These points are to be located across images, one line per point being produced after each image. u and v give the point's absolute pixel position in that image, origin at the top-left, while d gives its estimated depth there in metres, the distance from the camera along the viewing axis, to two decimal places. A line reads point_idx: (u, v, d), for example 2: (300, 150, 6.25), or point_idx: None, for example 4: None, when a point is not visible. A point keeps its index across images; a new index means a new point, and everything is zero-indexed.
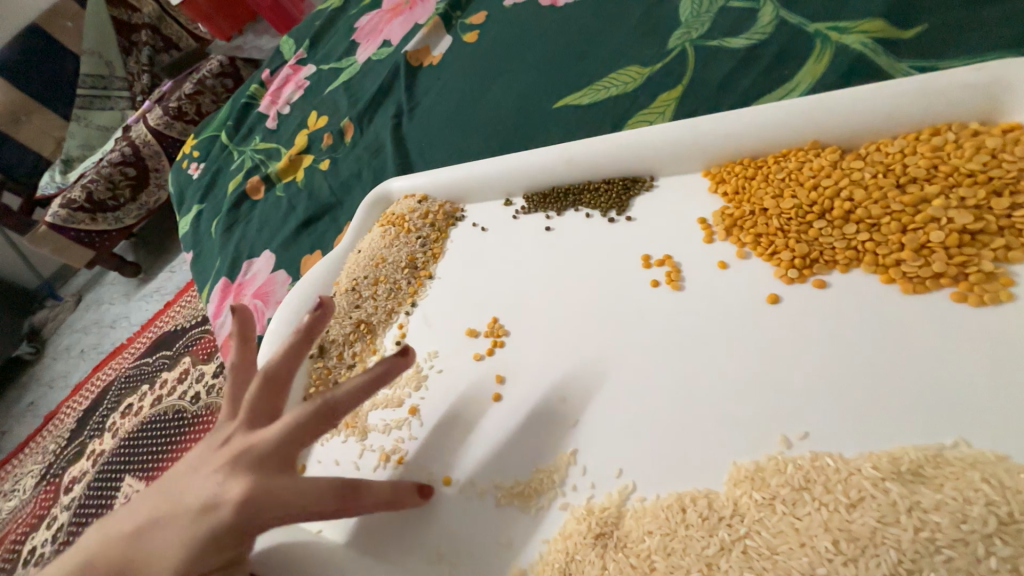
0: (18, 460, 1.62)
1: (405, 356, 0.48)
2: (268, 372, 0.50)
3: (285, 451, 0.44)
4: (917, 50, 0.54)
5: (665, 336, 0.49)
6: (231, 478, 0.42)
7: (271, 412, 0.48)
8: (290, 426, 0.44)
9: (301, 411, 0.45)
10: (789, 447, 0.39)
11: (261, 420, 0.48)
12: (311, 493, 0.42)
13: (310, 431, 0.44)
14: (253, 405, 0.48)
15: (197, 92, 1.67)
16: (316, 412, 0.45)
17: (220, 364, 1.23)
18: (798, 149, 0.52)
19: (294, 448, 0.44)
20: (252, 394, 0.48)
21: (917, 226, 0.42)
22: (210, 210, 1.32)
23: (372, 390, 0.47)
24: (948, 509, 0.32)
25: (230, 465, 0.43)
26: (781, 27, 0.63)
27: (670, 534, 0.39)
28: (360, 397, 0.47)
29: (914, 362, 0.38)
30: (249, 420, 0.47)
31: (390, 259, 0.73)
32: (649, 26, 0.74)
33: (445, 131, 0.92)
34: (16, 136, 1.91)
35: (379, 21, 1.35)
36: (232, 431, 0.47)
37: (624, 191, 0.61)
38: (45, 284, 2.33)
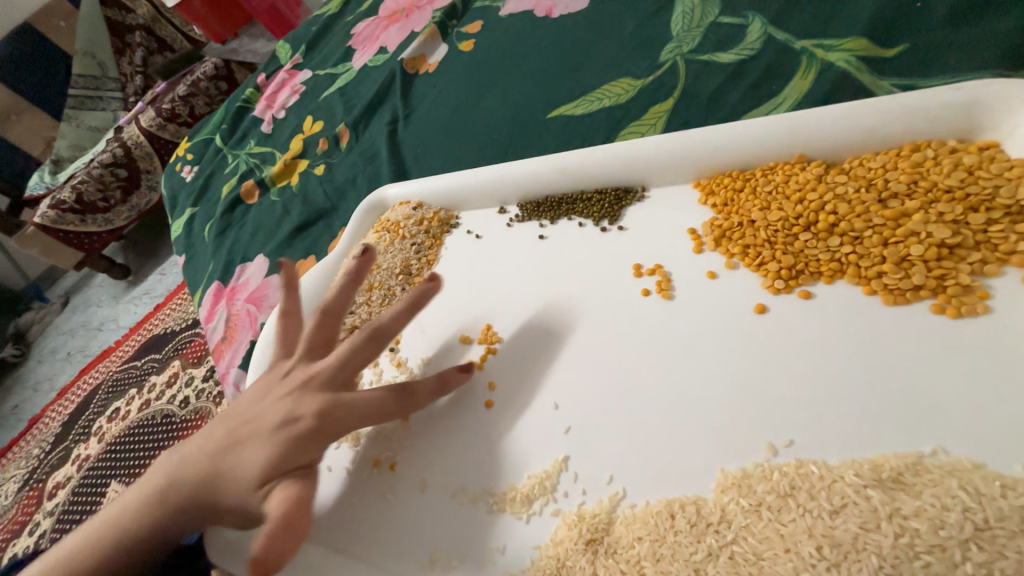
0: (0, 465, 1.59)
1: (434, 282, 0.57)
2: (324, 309, 0.55)
3: (348, 371, 0.50)
4: (898, 68, 0.56)
5: (656, 345, 0.50)
6: (299, 401, 0.47)
7: (325, 343, 0.54)
8: (350, 351, 0.51)
9: (360, 335, 0.52)
10: (775, 454, 0.40)
11: (319, 351, 0.53)
12: (375, 403, 0.48)
13: (365, 354, 0.51)
14: (313, 338, 0.53)
15: (191, 94, 1.67)
16: (368, 338, 0.52)
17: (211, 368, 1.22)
18: (785, 163, 0.53)
19: (356, 368, 0.51)
20: (312, 325, 0.54)
21: (898, 240, 0.43)
22: (203, 213, 1.32)
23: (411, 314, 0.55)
24: (927, 515, 0.33)
25: (295, 393, 0.48)
26: (769, 43, 0.64)
27: (659, 540, 0.40)
28: (402, 321, 0.54)
29: (894, 372, 0.40)
30: (308, 354, 0.52)
31: (384, 266, 0.73)
32: (642, 39, 0.76)
33: (440, 138, 0.92)
34: (5, 136, 1.89)
35: (375, 28, 1.36)
36: (292, 366, 0.52)
37: (616, 201, 0.62)
38: (31, 285, 2.29)
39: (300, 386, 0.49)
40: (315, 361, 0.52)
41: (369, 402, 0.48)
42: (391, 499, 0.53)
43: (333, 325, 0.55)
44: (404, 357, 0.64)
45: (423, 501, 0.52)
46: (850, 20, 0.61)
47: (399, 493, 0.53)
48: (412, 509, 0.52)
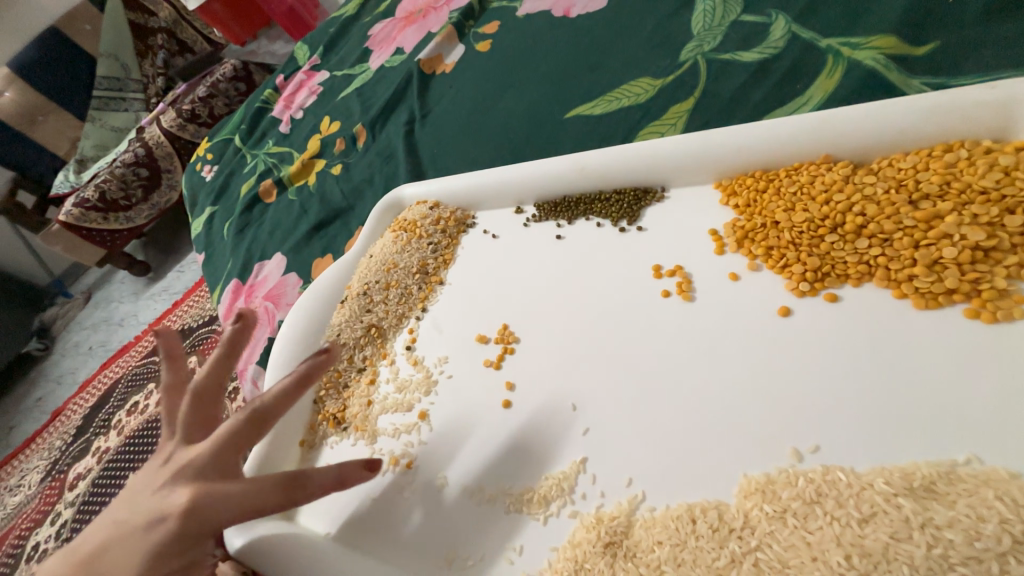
0: (25, 456, 1.64)
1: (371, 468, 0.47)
2: (197, 390, 0.53)
3: (222, 456, 0.46)
4: (929, 67, 0.54)
5: (676, 347, 0.49)
6: (171, 489, 0.44)
7: (206, 423, 0.52)
8: (226, 433, 0.47)
9: (234, 418, 0.48)
10: (800, 460, 0.39)
11: (201, 431, 0.51)
12: (253, 495, 0.43)
13: (242, 435, 0.47)
14: (189, 418, 0.51)
15: (211, 95, 1.70)
16: (248, 419, 0.48)
17: None
18: (810, 163, 0.52)
19: (235, 453, 0.47)
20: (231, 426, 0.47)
21: (930, 242, 0.42)
22: (223, 212, 1.34)
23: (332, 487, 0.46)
24: (961, 526, 0.32)
25: (169, 481, 0.45)
26: (792, 42, 0.63)
27: (680, 544, 0.40)
28: (287, 402, 0.49)
29: (926, 378, 0.39)
30: (185, 436, 0.50)
31: (401, 265, 0.74)
32: (660, 39, 0.75)
33: (456, 139, 0.93)
34: (33, 136, 1.95)
35: (392, 29, 1.37)
36: (170, 451, 0.49)
37: (635, 202, 0.61)
38: (56, 281, 2.36)
39: (179, 471, 0.46)
40: (195, 442, 0.50)
41: (241, 490, 0.43)
42: (407, 497, 0.53)
43: (216, 403, 0.54)
44: (421, 356, 0.64)
45: (439, 500, 0.52)
46: (877, 18, 0.60)
47: (416, 491, 0.53)
48: (428, 508, 0.52)
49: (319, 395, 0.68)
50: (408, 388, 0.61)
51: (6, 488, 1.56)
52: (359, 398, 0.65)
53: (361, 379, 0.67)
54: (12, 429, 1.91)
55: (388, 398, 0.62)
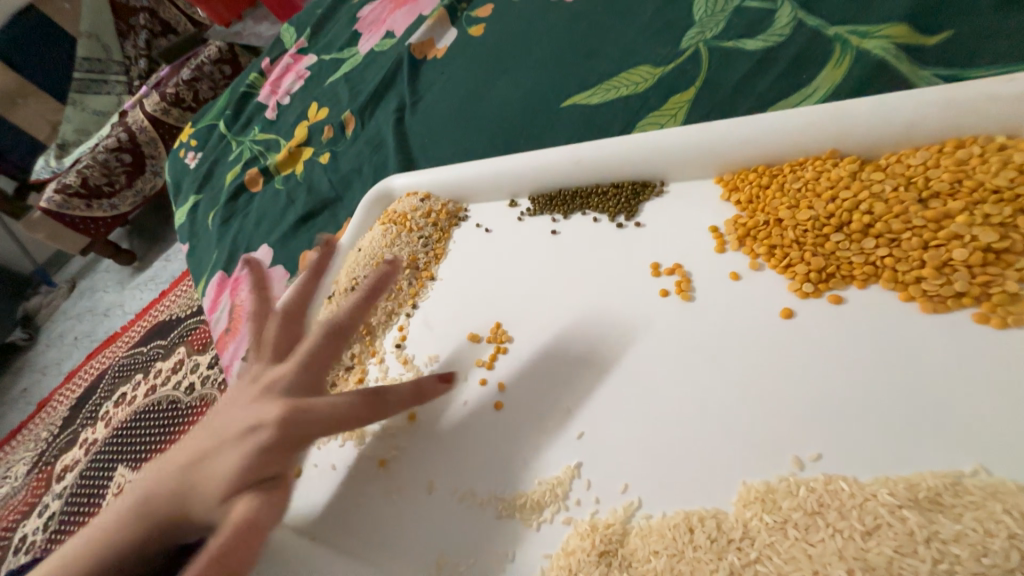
0: (9, 447, 1.61)
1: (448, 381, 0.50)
2: (286, 310, 0.58)
3: (314, 365, 0.51)
4: (941, 57, 0.52)
5: (674, 349, 0.47)
6: (263, 408, 0.47)
7: (293, 340, 0.56)
8: (315, 345, 0.52)
9: (317, 334, 0.53)
10: (801, 469, 0.38)
11: (286, 349, 0.55)
12: (341, 407, 0.46)
13: (331, 346, 0.53)
14: (276, 338, 0.55)
15: (195, 79, 1.64)
16: (330, 332, 0.53)
17: (215, 356, 1.22)
18: (815, 158, 0.50)
19: (321, 368, 0.52)
20: (315, 340, 0.52)
21: (940, 243, 0.41)
22: (207, 201, 1.30)
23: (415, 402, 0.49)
24: (967, 540, 0.31)
25: (259, 398, 0.48)
26: (799, 29, 0.61)
27: (677, 555, 0.38)
28: (361, 312, 0.55)
29: (933, 385, 0.37)
30: (273, 354, 0.54)
31: (391, 260, 0.71)
32: (662, 25, 0.72)
33: (448, 127, 0.89)
34: (10, 119, 1.88)
35: (382, 11, 1.32)
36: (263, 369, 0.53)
37: (633, 196, 0.59)
38: (39, 269, 2.30)
39: (268, 389, 0.49)
40: (280, 360, 0.54)
41: (330, 405, 0.46)
42: (396, 500, 0.52)
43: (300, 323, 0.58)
44: (411, 355, 0.62)
45: (429, 504, 0.50)
46: (888, 5, 0.57)
47: (404, 494, 0.52)
48: (418, 512, 0.50)
49: None
50: (397, 388, 0.59)
51: None
52: None
53: (350, 378, 0.65)
54: None
55: None
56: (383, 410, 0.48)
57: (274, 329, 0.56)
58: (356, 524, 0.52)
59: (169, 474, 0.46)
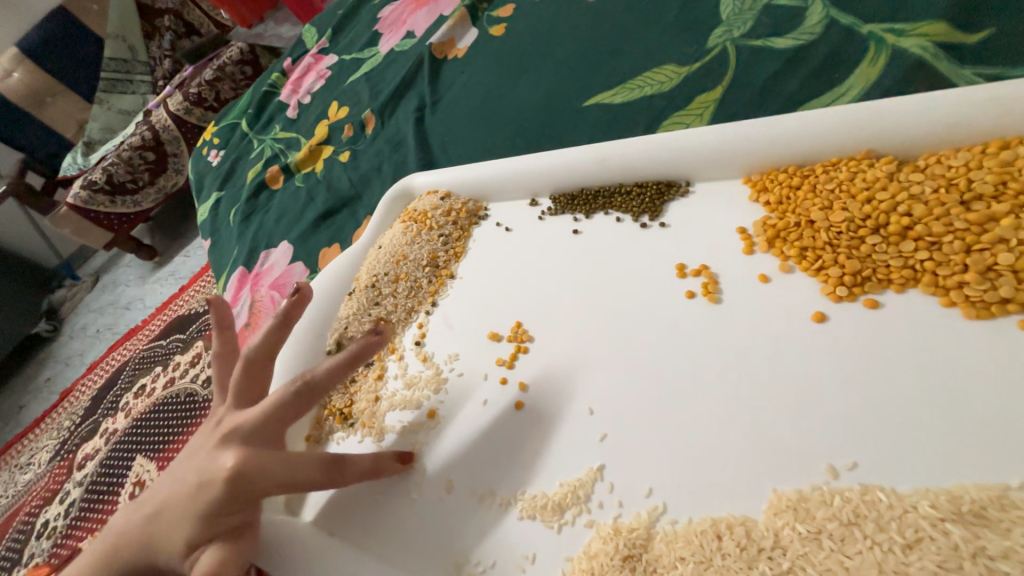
0: (34, 435, 1.65)
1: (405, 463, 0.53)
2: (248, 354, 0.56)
3: (274, 427, 0.49)
4: (982, 57, 0.50)
5: (701, 351, 0.46)
6: (221, 450, 0.47)
7: (256, 393, 0.55)
8: (275, 404, 0.49)
9: (289, 391, 0.50)
10: (836, 477, 0.37)
11: (249, 401, 0.54)
12: (300, 468, 0.46)
13: (293, 409, 0.50)
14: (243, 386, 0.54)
15: (218, 79, 1.67)
16: (298, 392, 0.50)
17: None
18: (849, 159, 0.49)
19: (285, 425, 0.49)
20: (283, 396, 0.50)
21: (984, 247, 0.39)
22: (229, 198, 1.32)
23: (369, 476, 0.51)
24: (1018, 558, 0.30)
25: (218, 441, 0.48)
26: (831, 28, 0.59)
27: (704, 562, 0.38)
28: (337, 376, 0.52)
29: (976, 395, 0.36)
30: (235, 401, 0.53)
31: (411, 258, 0.71)
32: (687, 24, 0.71)
33: (468, 127, 0.89)
34: (40, 117, 1.94)
35: (403, 12, 1.33)
36: (222, 416, 0.52)
37: (658, 196, 0.58)
38: (64, 263, 2.36)
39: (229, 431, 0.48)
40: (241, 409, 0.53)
41: (293, 462, 0.46)
42: (414, 498, 0.52)
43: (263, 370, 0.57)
44: (430, 353, 0.62)
45: (448, 503, 0.50)
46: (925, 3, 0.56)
47: (423, 492, 0.52)
48: (436, 510, 0.50)
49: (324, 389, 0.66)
50: (416, 385, 0.59)
51: (16, 466, 1.58)
52: (366, 394, 0.63)
53: (368, 374, 0.65)
54: (23, 408, 1.93)
55: (397, 395, 0.60)
56: (341, 478, 0.49)
57: (238, 374, 0.55)
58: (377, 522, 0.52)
59: (197, 463, 0.47)
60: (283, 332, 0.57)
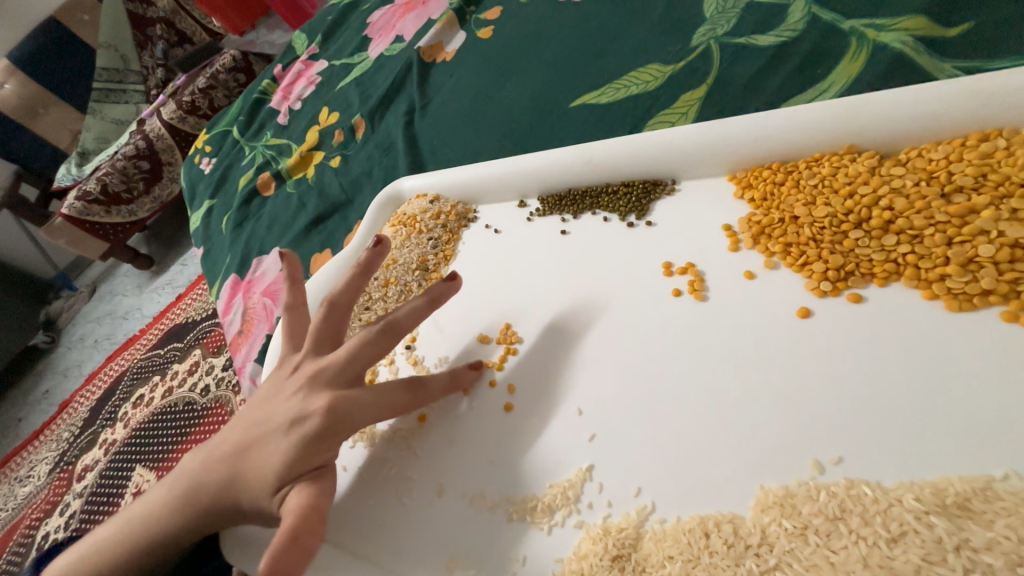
0: (32, 448, 1.64)
1: (453, 281, 0.56)
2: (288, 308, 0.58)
3: (360, 360, 0.50)
4: (961, 49, 0.51)
5: (686, 349, 0.47)
6: (309, 397, 0.47)
7: (334, 335, 0.54)
8: (364, 341, 0.51)
9: (371, 329, 0.52)
10: (821, 472, 0.37)
11: (328, 344, 0.54)
12: (386, 396, 0.49)
13: (378, 343, 0.51)
14: (317, 330, 0.54)
15: (210, 87, 1.67)
16: (381, 330, 0.52)
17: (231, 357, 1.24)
18: (832, 154, 0.49)
19: (369, 358, 0.50)
20: (320, 320, 0.54)
21: (964, 239, 0.39)
22: (221, 205, 1.32)
23: (427, 310, 0.55)
24: (1001, 549, 0.30)
25: (304, 388, 0.48)
26: (813, 24, 0.60)
27: (692, 560, 0.38)
28: (418, 316, 0.54)
29: (960, 386, 0.36)
30: (314, 347, 0.53)
31: (400, 262, 0.71)
32: (672, 23, 0.72)
33: (457, 129, 0.90)
34: (34, 129, 1.94)
35: (392, 16, 1.33)
36: (302, 358, 0.52)
37: (644, 195, 0.59)
38: (60, 274, 2.35)
39: (316, 371, 0.49)
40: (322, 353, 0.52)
41: (374, 391, 0.48)
42: (406, 503, 0.52)
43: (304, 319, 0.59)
44: (421, 356, 0.62)
45: (440, 507, 0.50)
46: None
47: (415, 496, 0.51)
48: (428, 515, 0.50)
49: None
50: None
51: (15, 479, 1.57)
52: None
53: None
54: (21, 421, 1.92)
55: None
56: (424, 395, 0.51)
57: (319, 320, 0.54)
58: (369, 524, 0.52)
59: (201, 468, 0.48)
60: (298, 289, 0.59)
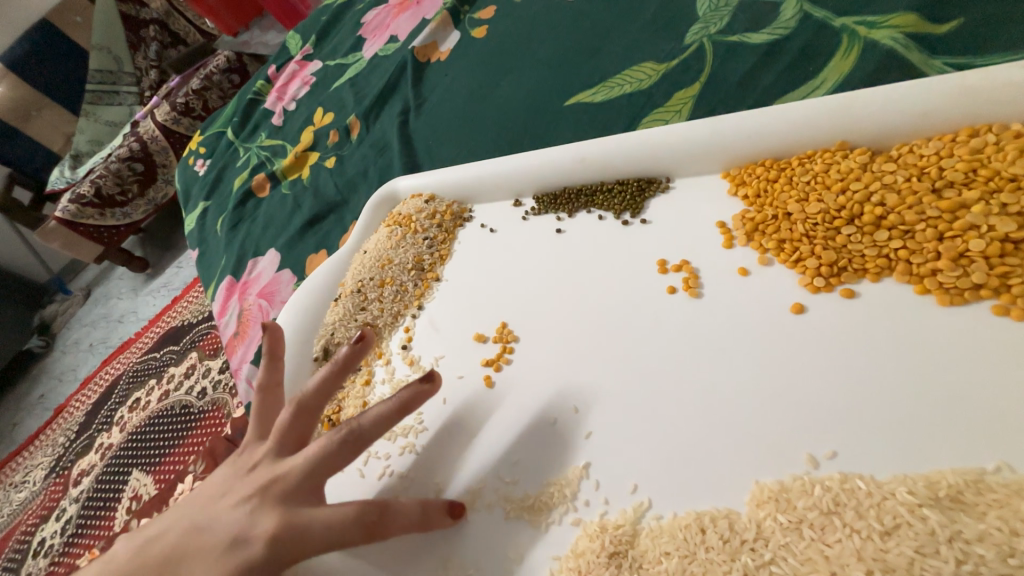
0: (28, 453, 1.63)
1: (428, 385, 0.49)
2: (265, 385, 0.57)
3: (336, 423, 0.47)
4: (952, 45, 0.51)
5: (680, 346, 0.47)
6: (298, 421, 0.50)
7: (297, 438, 0.51)
8: (321, 455, 0.46)
9: (331, 439, 0.47)
10: (816, 467, 0.37)
11: (291, 447, 0.50)
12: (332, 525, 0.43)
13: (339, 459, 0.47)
14: (286, 431, 0.51)
15: (204, 88, 1.66)
16: (343, 441, 0.47)
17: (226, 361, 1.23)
18: (824, 151, 0.49)
19: (324, 476, 0.47)
20: (285, 420, 0.51)
21: (955, 234, 0.40)
22: (215, 207, 1.32)
23: (395, 419, 0.48)
24: (992, 540, 0.30)
25: (255, 500, 0.45)
26: (805, 21, 0.60)
27: (688, 556, 0.38)
28: (383, 425, 0.48)
29: (953, 379, 0.36)
30: (277, 447, 0.50)
31: (396, 262, 0.71)
32: (666, 21, 0.72)
33: (452, 129, 0.90)
34: (26, 132, 1.92)
35: (386, 16, 1.33)
36: (260, 457, 0.50)
37: (638, 193, 0.59)
38: (55, 278, 2.34)
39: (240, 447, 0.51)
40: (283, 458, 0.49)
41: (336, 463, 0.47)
42: (404, 502, 0.52)
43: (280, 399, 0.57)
44: (417, 356, 0.62)
45: (435, 508, 0.50)
46: None
47: (413, 497, 0.51)
48: None
49: None
50: (403, 390, 0.59)
51: (10, 485, 1.56)
52: (355, 399, 0.63)
53: (356, 379, 0.65)
54: (16, 425, 1.91)
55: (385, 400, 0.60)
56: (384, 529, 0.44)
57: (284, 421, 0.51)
58: None
59: None
60: (277, 370, 0.58)
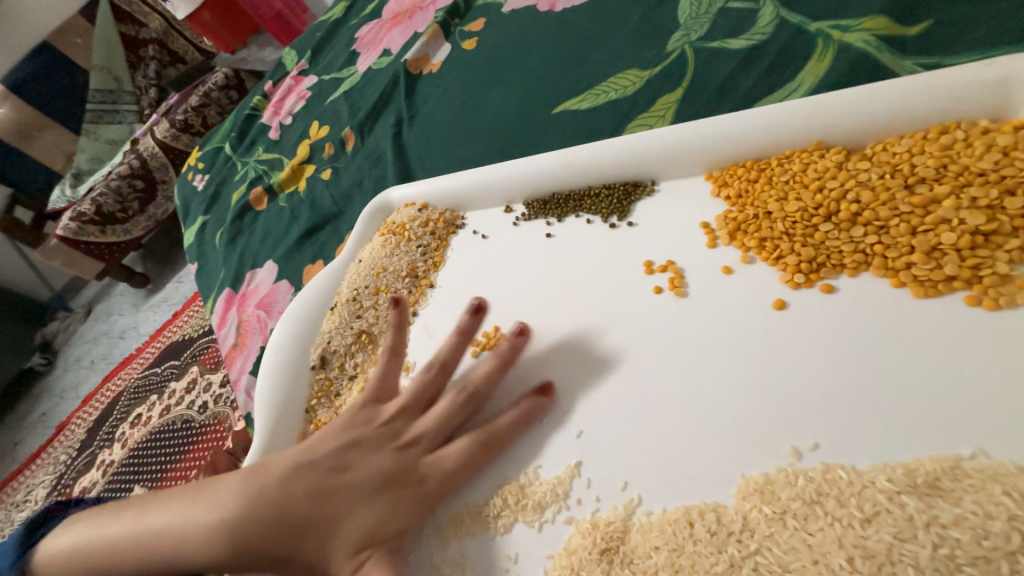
0: (29, 472, 1.63)
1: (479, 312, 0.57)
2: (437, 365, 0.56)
3: (445, 430, 0.51)
4: (922, 47, 0.53)
5: (666, 344, 0.48)
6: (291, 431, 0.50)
7: (391, 388, 0.58)
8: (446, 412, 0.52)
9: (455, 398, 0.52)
10: (799, 458, 0.38)
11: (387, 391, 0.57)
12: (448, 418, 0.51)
13: (433, 388, 0.55)
14: (424, 388, 0.55)
15: (203, 105, 1.69)
16: (435, 372, 0.56)
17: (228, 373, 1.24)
18: (802, 151, 0.51)
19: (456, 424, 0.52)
20: (423, 378, 0.55)
21: (928, 228, 0.41)
22: (215, 220, 1.34)
23: (461, 344, 0.57)
24: (968, 524, 0.31)
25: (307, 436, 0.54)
26: (782, 26, 0.62)
27: (677, 549, 0.38)
28: (456, 351, 0.56)
29: (929, 367, 0.37)
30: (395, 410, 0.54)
31: (390, 269, 0.73)
32: (648, 29, 0.74)
33: (443, 139, 0.92)
34: (28, 152, 1.95)
35: (379, 31, 1.40)
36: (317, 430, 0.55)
37: (625, 197, 0.60)
38: (56, 296, 2.36)
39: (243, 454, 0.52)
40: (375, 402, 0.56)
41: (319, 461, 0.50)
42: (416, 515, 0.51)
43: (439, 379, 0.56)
44: (412, 362, 0.63)
45: (513, 474, 0.49)
46: None
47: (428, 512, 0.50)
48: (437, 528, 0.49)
49: (309, 404, 0.67)
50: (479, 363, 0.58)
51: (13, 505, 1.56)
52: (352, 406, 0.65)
53: (353, 387, 0.67)
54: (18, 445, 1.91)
55: None
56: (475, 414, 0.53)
57: (421, 380, 0.55)
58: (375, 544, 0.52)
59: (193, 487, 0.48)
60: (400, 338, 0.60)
